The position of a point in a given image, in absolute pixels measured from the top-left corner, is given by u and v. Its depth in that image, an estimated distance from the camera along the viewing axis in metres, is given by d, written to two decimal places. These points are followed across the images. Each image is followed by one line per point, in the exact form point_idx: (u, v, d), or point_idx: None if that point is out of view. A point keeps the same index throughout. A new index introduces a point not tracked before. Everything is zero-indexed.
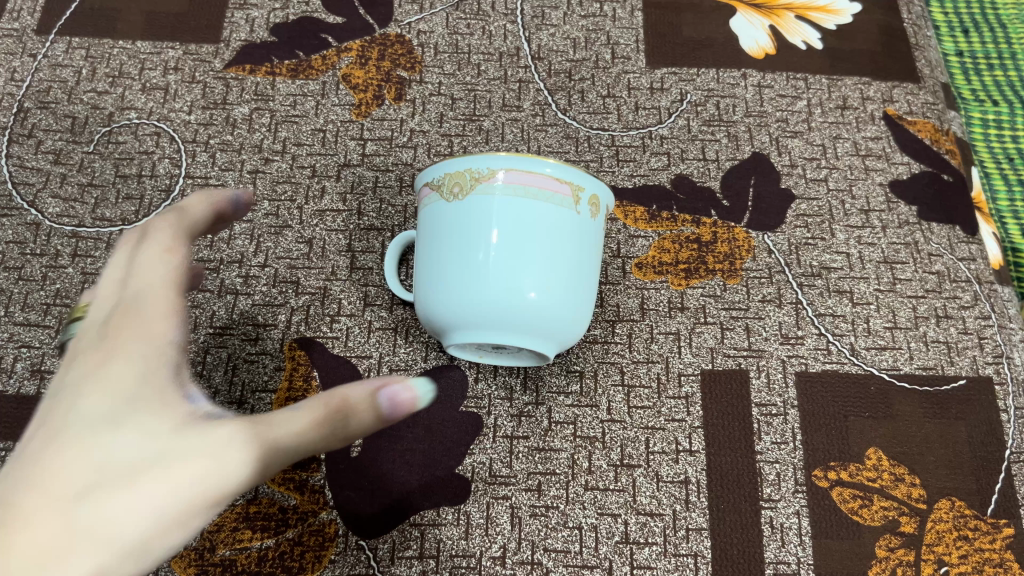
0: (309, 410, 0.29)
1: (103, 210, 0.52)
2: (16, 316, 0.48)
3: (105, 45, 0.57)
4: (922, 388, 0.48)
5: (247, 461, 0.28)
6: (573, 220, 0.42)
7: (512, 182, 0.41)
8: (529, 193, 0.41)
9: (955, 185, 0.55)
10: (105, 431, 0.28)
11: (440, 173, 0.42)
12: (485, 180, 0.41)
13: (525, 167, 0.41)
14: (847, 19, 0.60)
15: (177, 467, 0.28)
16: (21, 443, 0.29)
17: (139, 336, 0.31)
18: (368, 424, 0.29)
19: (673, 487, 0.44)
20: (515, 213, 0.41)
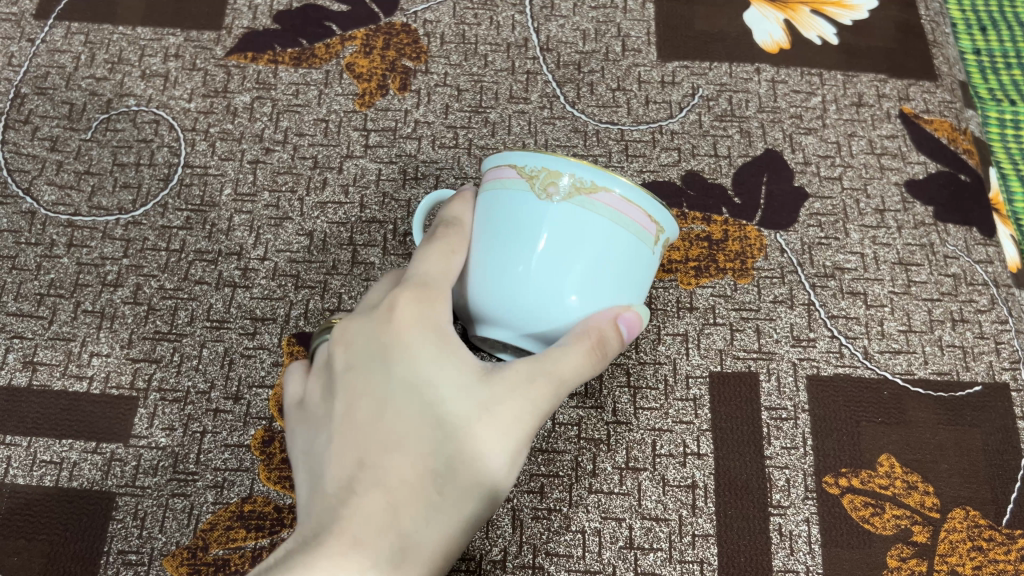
0: (584, 348, 0.36)
1: (99, 198, 0.50)
2: (9, 307, 0.47)
3: (105, 30, 0.56)
4: (936, 393, 0.47)
5: (549, 399, 0.36)
6: (645, 258, 0.39)
7: (612, 206, 0.37)
8: (621, 223, 0.37)
9: (973, 186, 0.53)
10: (435, 404, 0.35)
11: (536, 160, 0.37)
12: (584, 192, 0.36)
13: (628, 195, 0.37)
14: (863, 14, 0.59)
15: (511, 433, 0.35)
16: (353, 419, 0.35)
17: (424, 316, 0.36)
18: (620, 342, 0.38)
19: (679, 492, 0.43)
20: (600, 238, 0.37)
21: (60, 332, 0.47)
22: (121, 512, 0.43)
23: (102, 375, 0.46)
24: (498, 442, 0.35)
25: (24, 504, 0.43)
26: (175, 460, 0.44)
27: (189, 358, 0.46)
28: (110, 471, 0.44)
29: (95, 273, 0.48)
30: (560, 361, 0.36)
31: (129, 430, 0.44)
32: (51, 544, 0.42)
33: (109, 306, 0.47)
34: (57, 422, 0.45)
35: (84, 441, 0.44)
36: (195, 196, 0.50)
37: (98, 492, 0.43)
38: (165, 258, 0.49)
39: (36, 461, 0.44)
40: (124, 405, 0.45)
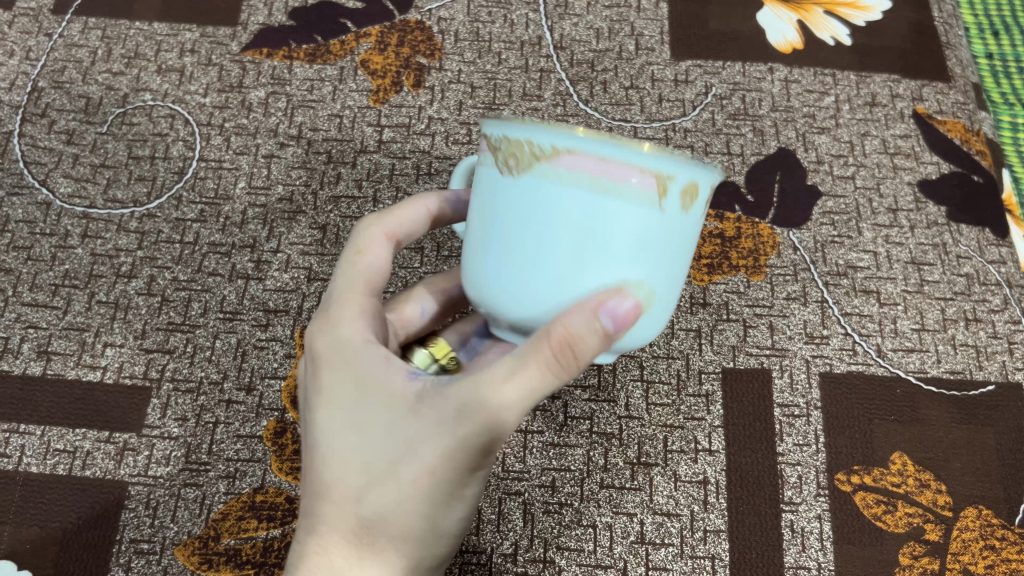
0: (534, 360, 0.28)
1: (114, 191, 0.51)
2: (24, 297, 0.48)
3: (122, 26, 0.56)
4: (949, 392, 0.46)
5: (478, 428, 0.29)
6: (655, 219, 0.28)
7: (589, 170, 0.27)
8: (603, 188, 0.27)
9: (986, 187, 0.53)
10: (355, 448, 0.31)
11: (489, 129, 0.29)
12: (547, 158, 0.27)
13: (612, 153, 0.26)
14: (877, 15, 0.59)
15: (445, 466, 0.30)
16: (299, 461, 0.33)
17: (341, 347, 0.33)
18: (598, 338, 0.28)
19: (691, 488, 0.43)
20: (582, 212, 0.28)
21: (74, 322, 0.47)
22: (133, 501, 0.43)
23: (116, 365, 0.46)
24: (431, 479, 0.30)
25: (38, 492, 0.43)
26: (187, 450, 0.44)
27: (202, 349, 0.46)
28: (123, 460, 0.44)
29: (109, 264, 0.48)
30: (491, 386, 0.29)
31: (142, 420, 0.45)
32: (64, 531, 0.42)
33: (123, 297, 0.48)
34: (70, 411, 0.45)
35: (97, 430, 0.44)
36: (209, 190, 0.51)
37: (111, 481, 0.43)
38: (179, 251, 0.49)
39: (50, 450, 0.44)
40: (138, 395, 0.45)
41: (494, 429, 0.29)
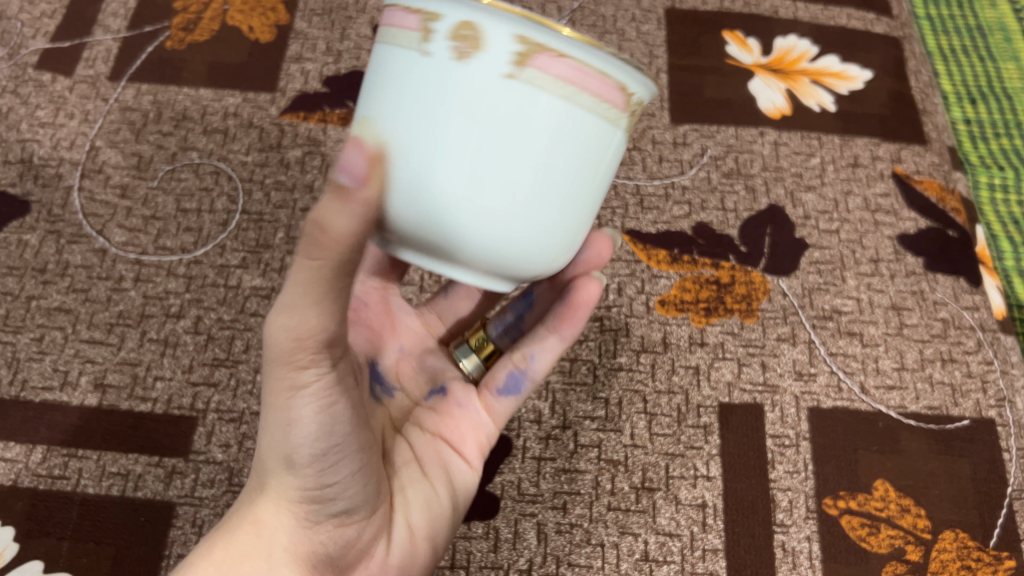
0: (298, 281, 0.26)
1: (164, 239, 0.56)
2: (83, 334, 0.52)
3: (171, 91, 0.62)
4: (928, 426, 0.51)
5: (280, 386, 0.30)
6: (453, 75, 0.27)
7: (402, 20, 0.28)
8: (409, 40, 0.28)
9: (961, 240, 0.58)
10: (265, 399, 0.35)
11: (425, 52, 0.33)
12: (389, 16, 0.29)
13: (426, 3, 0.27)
14: (859, 85, 0.64)
15: (285, 427, 0.31)
16: None
17: None
18: (345, 216, 0.23)
19: (691, 510, 0.47)
20: (398, 67, 0.28)
21: (127, 357, 0.52)
22: (181, 520, 0.47)
23: (165, 397, 0.50)
24: (277, 436, 0.32)
25: (93, 511, 0.47)
26: (230, 474, 0.48)
27: (244, 383, 0.51)
28: (171, 482, 0.48)
29: (159, 305, 0.53)
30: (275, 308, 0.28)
31: (189, 446, 0.49)
32: (117, 547, 0.46)
33: (172, 334, 0.52)
34: (123, 438, 0.49)
35: (148, 455, 0.49)
36: (251, 239, 0.56)
37: (161, 502, 0.48)
38: (222, 294, 0.54)
39: (104, 473, 0.48)
40: (185, 424, 0.50)
41: (292, 366, 0.28)
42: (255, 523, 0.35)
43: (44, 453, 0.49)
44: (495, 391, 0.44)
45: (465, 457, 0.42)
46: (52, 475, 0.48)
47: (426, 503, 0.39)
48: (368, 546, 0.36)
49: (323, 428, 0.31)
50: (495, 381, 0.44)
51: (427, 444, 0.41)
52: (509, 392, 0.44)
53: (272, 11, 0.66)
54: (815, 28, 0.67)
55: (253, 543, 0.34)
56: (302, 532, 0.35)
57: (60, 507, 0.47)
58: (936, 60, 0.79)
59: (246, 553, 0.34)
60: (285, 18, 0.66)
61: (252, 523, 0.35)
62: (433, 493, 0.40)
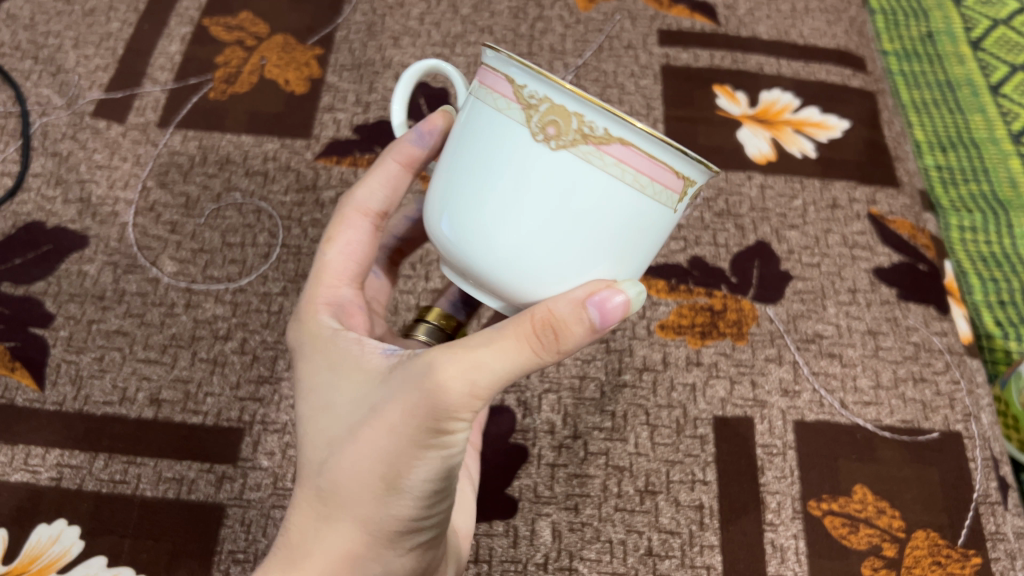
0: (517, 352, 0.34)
1: (211, 270, 0.62)
2: (139, 354, 0.58)
3: (215, 137, 0.68)
4: (901, 437, 0.56)
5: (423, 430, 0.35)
6: (664, 217, 0.35)
7: (626, 159, 0.32)
8: (629, 176, 0.32)
9: (930, 273, 0.64)
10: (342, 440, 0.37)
11: (550, 87, 0.32)
12: (594, 142, 0.32)
13: (656, 156, 0.32)
14: (837, 134, 0.71)
15: (417, 465, 0.36)
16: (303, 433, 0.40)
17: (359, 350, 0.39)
18: (578, 324, 0.34)
19: (690, 511, 0.52)
20: (609, 199, 0.33)
21: (180, 375, 0.57)
22: (231, 519, 0.52)
23: (215, 410, 0.56)
24: (400, 474, 0.36)
25: (152, 511, 0.52)
26: (276, 478, 0.54)
27: (286, 398, 0.57)
28: (222, 486, 0.53)
29: (209, 329, 0.59)
30: (462, 368, 0.34)
31: (237, 454, 0.54)
32: (174, 543, 0.51)
33: (221, 355, 0.58)
34: (178, 447, 0.55)
35: (200, 462, 0.54)
36: (290, 271, 0.62)
37: (212, 503, 0.53)
38: (266, 318, 0.60)
39: (161, 477, 0.53)
40: (233, 434, 0.55)
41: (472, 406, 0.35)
42: (352, 550, 0.38)
43: (106, 459, 0.54)
44: None
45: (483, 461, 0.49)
46: (113, 480, 0.53)
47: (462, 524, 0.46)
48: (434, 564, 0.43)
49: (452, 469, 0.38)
50: None
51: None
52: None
53: (305, 66, 0.73)
54: (797, 83, 0.74)
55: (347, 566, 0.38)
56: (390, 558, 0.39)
57: (121, 508, 0.52)
58: (910, 112, 0.86)
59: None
60: (317, 72, 0.73)
61: (348, 556, 0.38)
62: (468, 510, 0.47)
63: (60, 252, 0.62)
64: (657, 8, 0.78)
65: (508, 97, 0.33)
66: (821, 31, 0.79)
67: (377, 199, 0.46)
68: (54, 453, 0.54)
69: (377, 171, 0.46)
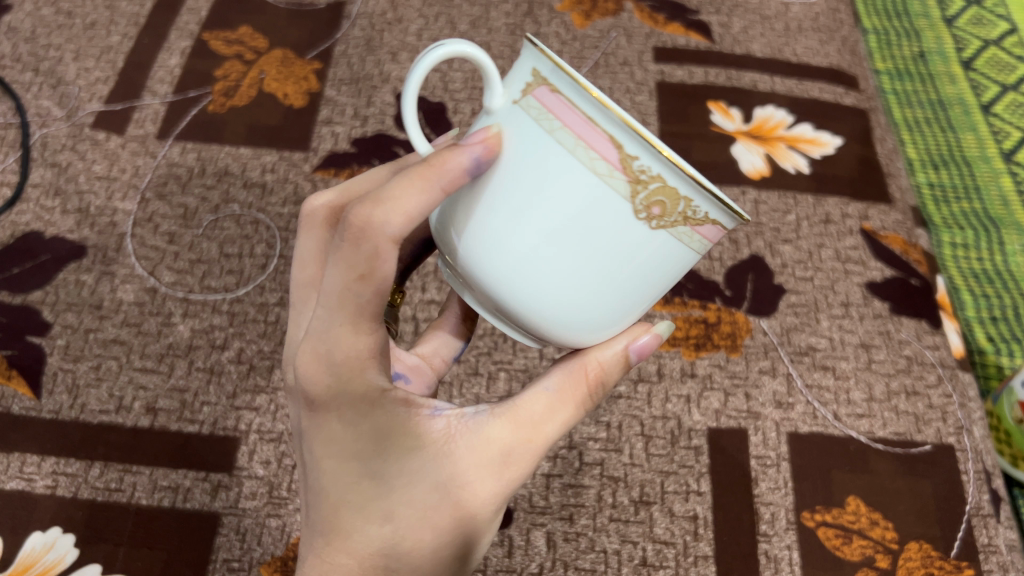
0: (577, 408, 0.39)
1: (209, 280, 0.62)
2: (136, 363, 0.58)
3: (213, 149, 0.69)
4: (894, 450, 0.57)
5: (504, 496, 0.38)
6: None
7: (707, 235, 0.33)
8: (695, 243, 0.33)
9: (922, 288, 0.65)
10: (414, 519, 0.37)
11: (642, 149, 0.29)
12: (691, 224, 0.32)
13: (722, 223, 0.33)
14: (830, 150, 0.72)
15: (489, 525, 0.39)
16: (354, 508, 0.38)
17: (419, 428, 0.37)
18: (618, 371, 0.39)
19: (684, 521, 0.52)
20: (675, 266, 0.34)
21: (176, 384, 0.57)
22: (226, 528, 0.52)
23: (211, 419, 0.56)
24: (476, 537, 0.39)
25: (147, 520, 0.52)
26: (270, 487, 0.54)
27: (282, 407, 0.57)
28: (217, 495, 0.53)
29: (205, 338, 0.59)
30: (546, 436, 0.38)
31: (233, 463, 0.55)
32: (168, 552, 0.51)
33: (218, 364, 0.58)
34: (174, 455, 0.55)
35: (195, 471, 0.54)
36: (287, 281, 0.62)
37: (207, 512, 0.53)
38: (263, 328, 0.60)
39: (156, 486, 0.53)
40: (229, 443, 0.55)
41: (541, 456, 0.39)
42: None
43: (102, 468, 0.54)
44: None
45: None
46: (109, 488, 0.53)
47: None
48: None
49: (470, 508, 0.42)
50: None
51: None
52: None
53: (304, 80, 0.74)
54: (790, 100, 0.75)
55: None
56: None
57: (116, 516, 0.52)
58: (902, 130, 0.87)
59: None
60: (316, 86, 0.74)
61: None
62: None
63: (58, 261, 0.62)
64: (652, 26, 0.79)
65: (577, 131, 0.30)
66: (814, 49, 0.80)
67: (408, 217, 0.32)
68: (49, 462, 0.54)
69: (414, 183, 0.32)
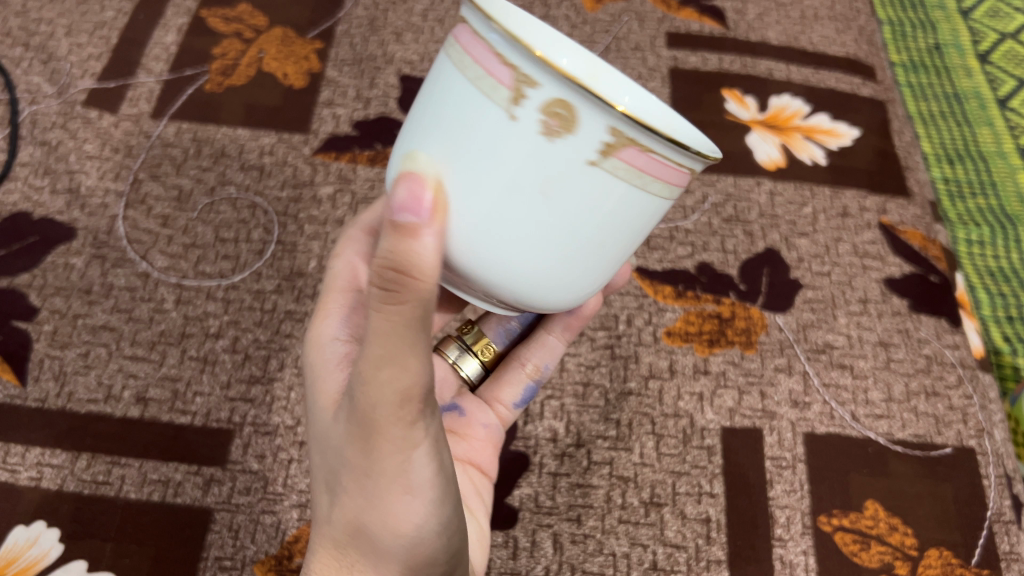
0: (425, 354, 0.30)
1: (203, 265, 0.60)
2: (126, 350, 0.56)
3: (210, 130, 0.66)
4: (914, 452, 0.55)
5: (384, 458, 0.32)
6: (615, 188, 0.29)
7: (543, 107, 0.27)
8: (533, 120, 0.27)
9: (942, 285, 0.63)
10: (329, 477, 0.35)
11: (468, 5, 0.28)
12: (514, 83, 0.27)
13: (556, 94, 0.26)
14: (848, 142, 0.70)
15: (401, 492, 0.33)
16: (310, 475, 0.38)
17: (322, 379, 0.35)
18: (434, 272, 0.28)
19: (696, 524, 0.50)
20: (528, 157, 0.28)
21: (168, 373, 0.55)
22: (218, 525, 0.50)
23: (204, 410, 0.54)
24: (395, 506, 0.33)
25: (136, 515, 0.50)
26: (266, 482, 0.52)
27: (279, 399, 0.55)
28: (209, 489, 0.51)
29: (199, 326, 0.57)
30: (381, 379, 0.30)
31: (227, 456, 0.52)
32: (158, 549, 0.49)
33: (211, 353, 0.56)
34: (164, 447, 0.52)
35: (187, 464, 0.52)
36: (285, 268, 0.60)
37: (199, 507, 0.51)
38: (259, 316, 0.58)
39: (146, 479, 0.51)
40: (222, 435, 0.53)
41: (400, 423, 0.31)
42: None
43: (89, 459, 0.52)
44: (509, 403, 0.51)
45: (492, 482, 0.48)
46: (96, 481, 0.51)
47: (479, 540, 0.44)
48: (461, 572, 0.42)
49: (442, 481, 0.34)
50: (512, 395, 0.51)
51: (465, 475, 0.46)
52: (521, 402, 0.51)
53: (304, 60, 0.71)
54: (806, 89, 0.73)
55: None
56: None
57: (103, 510, 0.50)
58: (918, 124, 0.85)
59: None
60: (317, 66, 0.71)
61: None
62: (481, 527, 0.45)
63: (47, 244, 0.60)
64: (665, 10, 0.77)
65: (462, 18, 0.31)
66: (830, 38, 0.78)
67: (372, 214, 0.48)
68: (34, 452, 0.52)
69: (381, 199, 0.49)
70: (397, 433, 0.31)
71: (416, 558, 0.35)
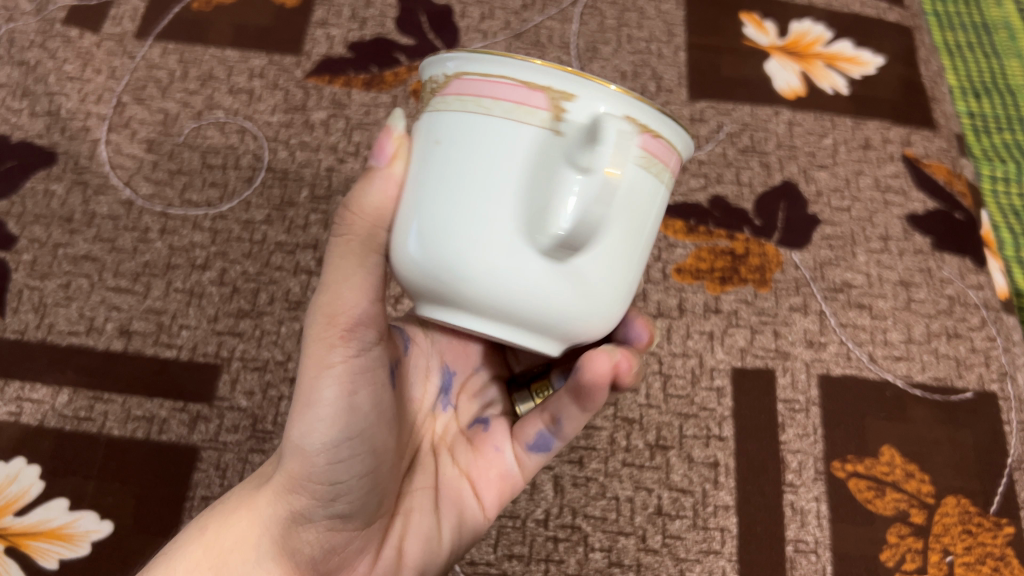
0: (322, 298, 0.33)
1: (190, 193, 0.57)
2: (109, 282, 0.53)
3: (197, 51, 0.63)
4: (933, 396, 0.52)
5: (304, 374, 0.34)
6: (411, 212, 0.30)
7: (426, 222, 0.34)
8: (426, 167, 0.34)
9: (966, 223, 0.59)
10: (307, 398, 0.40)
11: None
12: None
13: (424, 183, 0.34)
14: (871, 70, 0.66)
15: (301, 408, 0.34)
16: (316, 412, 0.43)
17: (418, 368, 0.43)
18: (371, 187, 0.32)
19: (703, 468, 0.48)
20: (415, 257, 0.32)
21: (153, 306, 0.52)
22: (205, 464, 0.48)
23: (190, 344, 0.51)
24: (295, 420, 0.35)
25: (119, 453, 0.48)
26: (254, 420, 0.49)
27: (268, 333, 0.52)
28: (195, 427, 0.49)
29: (185, 257, 0.54)
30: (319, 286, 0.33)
31: (213, 392, 0.50)
32: (141, 487, 0.47)
33: (198, 285, 0.53)
34: (148, 383, 0.50)
35: (172, 401, 0.50)
36: (275, 197, 0.57)
37: (185, 445, 0.49)
38: (248, 247, 0.55)
39: (129, 416, 0.49)
40: (209, 370, 0.51)
41: (325, 342, 0.33)
42: (251, 511, 0.36)
43: (70, 395, 0.49)
44: (524, 444, 0.43)
45: (481, 505, 0.42)
46: (77, 417, 0.49)
47: (426, 538, 0.40)
48: (354, 556, 0.38)
49: (341, 413, 0.34)
50: (524, 436, 0.43)
51: (450, 482, 0.42)
52: (536, 449, 0.43)
53: None
54: (830, 15, 0.68)
55: (244, 532, 0.35)
56: (294, 532, 0.36)
57: (85, 448, 0.48)
58: (943, 55, 0.77)
59: (239, 542, 0.35)
60: None
61: (248, 511, 0.36)
62: (434, 528, 0.41)
63: (26, 169, 0.57)
64: None
65: None
66: None
67: None
68: (14, 386, 0.50)
69: None
70: (320, 348, 0.33)
71: (300, 470, 0.35)
